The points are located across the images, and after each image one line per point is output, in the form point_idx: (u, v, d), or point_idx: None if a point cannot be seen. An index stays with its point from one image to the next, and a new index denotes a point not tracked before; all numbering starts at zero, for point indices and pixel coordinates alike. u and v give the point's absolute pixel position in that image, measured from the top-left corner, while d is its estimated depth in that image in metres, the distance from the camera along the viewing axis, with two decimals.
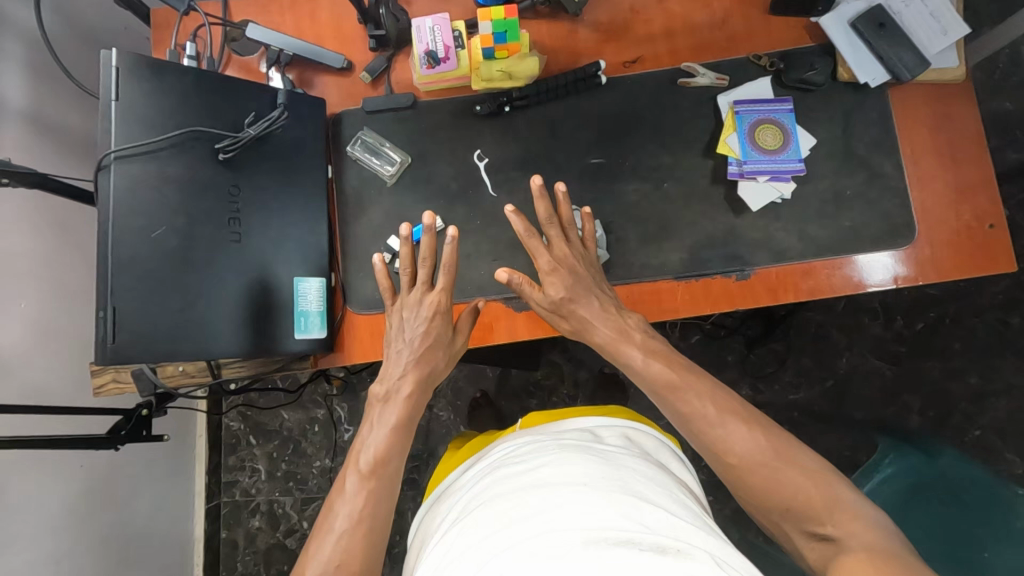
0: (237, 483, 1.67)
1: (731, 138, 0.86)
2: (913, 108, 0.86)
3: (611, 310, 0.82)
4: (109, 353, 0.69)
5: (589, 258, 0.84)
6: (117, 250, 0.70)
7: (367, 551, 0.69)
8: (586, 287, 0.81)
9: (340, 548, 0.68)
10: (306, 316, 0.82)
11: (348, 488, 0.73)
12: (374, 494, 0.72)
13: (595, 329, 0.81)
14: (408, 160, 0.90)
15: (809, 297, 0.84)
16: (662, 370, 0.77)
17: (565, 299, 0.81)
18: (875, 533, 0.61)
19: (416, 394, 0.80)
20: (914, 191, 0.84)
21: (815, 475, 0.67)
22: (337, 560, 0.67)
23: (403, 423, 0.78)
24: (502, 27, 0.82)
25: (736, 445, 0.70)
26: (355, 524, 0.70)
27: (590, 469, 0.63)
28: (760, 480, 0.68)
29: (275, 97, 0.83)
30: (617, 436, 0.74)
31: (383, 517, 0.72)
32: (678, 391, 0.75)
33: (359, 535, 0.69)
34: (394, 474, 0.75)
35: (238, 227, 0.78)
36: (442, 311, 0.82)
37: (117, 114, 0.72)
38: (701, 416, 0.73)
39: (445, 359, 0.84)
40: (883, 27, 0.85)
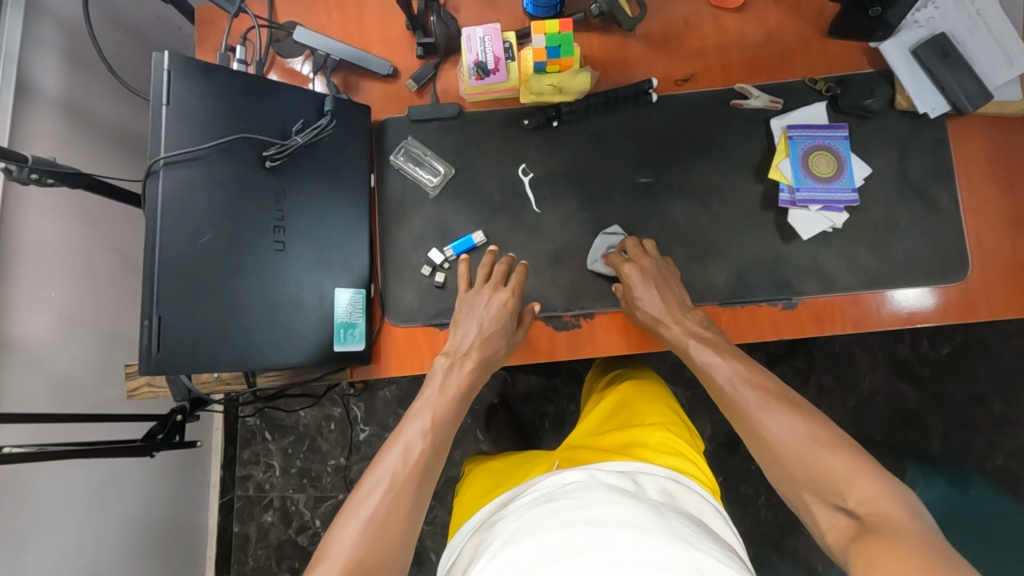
0: (252, 478, 1.67)
1: (784, 163, 0.84)
2: (972, 140, 0.83)
3: (676, 311, 0.80)
4: (152, 364, 0.67)
5: (664, 266, 0.82)
6: (163, 257, 0.68)
7: (410, 514, 0.68)
8: (658, 283, 0.80)
9: (386, 502, 0.67)
10: (351, 329, 0.81)
11: (393, 449, 0.73)
12: (426, 457, 0.72)
13: (659, 316, 0.79)
14: (452, 171, 0.88)
15: (855, 329, 0.83)
16: (700, 347, 0.78)
17: (646, 294, 0.79)
18: (900, 511, 0.59)
19: (479, 370, 0.81)
20: (971, 224, 0.82)
21: (847, 450, 0.66)
22: (381, 517, 0.66)
23: (464, 394, 0.80)
24: (557, 41, 0.81)
25: (769, 421, 0.71)
26: (397, 484, 0.69)
27: (640, 514, 0.62)
28: (793, 458, 0.67)
29: (322, 102, 0.81)
30: (658, 489, 0.73)
31: (426, 486, 0.71)
32: (714, 365, 0.77)
33: (403, 494, 0.68)
34: (443, 446, 0.75)
35: (281, 236, 0.77)
36: (510, 308, 0.81)
37: (167, 117, 0.70)
38: (732, 387, 0.76)
39: (507, 347, 0.83)
40: (948, 56, 0.82)
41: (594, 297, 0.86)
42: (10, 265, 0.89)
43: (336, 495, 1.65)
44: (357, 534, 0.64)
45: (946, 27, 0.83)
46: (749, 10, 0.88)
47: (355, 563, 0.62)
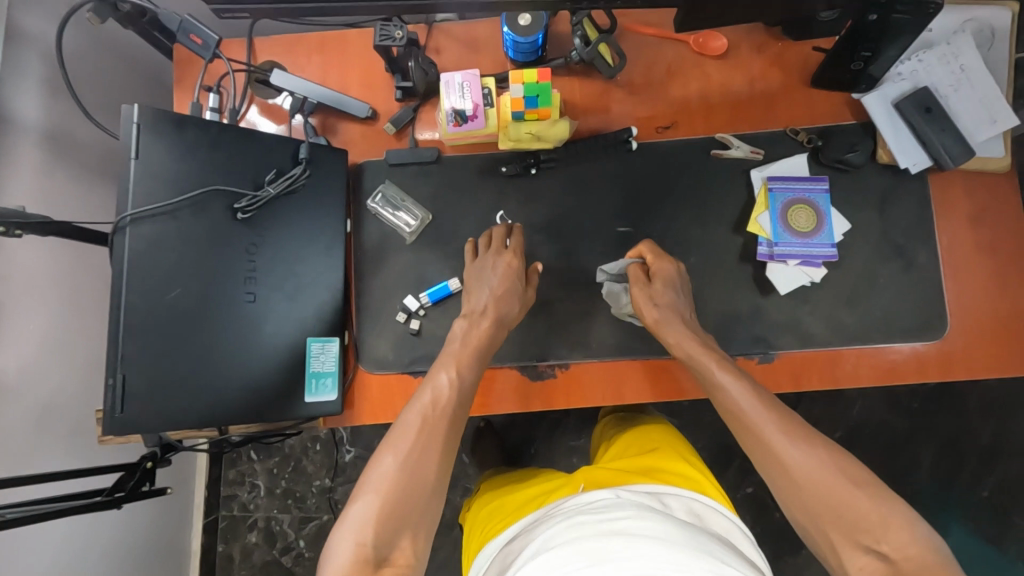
0: (237, 498, 1.66)
1: (763, 216, 0.83)
2: (953, 196, 0.83)
3: (688, 322, 0.79)
4: (116, 424, 0.67)
5: (680, 275, 0.81)
6: (128, 316, 0.68)
7: (445, 447, 0.71)
8: (667, 296, 0.79)
9: (419, 440, 0.71)
10: (319, 379, 0.79)
11: (424, 394, 0.74)
12: (452, 397, 0.74)
13: (661, 318, 0.78)
14: (429, 218, 0.88)
15: (833, 386, 0.82)
16: (696, 350, 0.76)
17: (659, 298, 0.79)
18: (931, 560, 0.60)
19: (495, 329, 0.79)
20: (950, 283, 0.82)
21: (874, 488, 0.64)
22: (415, 451, 0.70)
23: (480, 353, 0.78)
24: (534, 91, 0.80)
25: (790, 447, 0.68)
26: (425, 425, 0.72)
27: (666, 524, 0.63)
28: (813, 491, 0.65)
29: (298, 150, 0.80)
30: (684, 511, 0.73)
31: (455, 428, 0.73)
32: (711, 365, 0.75)
33: (434, 435, 0.71)
34: (470, 391, 0.76)
35: (253, 287, 0.76)
36: (515, 269, 0.82)
37: (135, 173, 0.70)
38: (732, 394, 0.73)
39: (522, 308, 0.82)
40: (930, 112, 0.81)
41: (571, 348, 0.85)
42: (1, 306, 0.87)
43: (321, 516, 1.65)
44: (394, 468, 0.69)
45: (930, 81, 0.82)
46: (731, 58, 0.88)
47: (393, 497, 0.67)
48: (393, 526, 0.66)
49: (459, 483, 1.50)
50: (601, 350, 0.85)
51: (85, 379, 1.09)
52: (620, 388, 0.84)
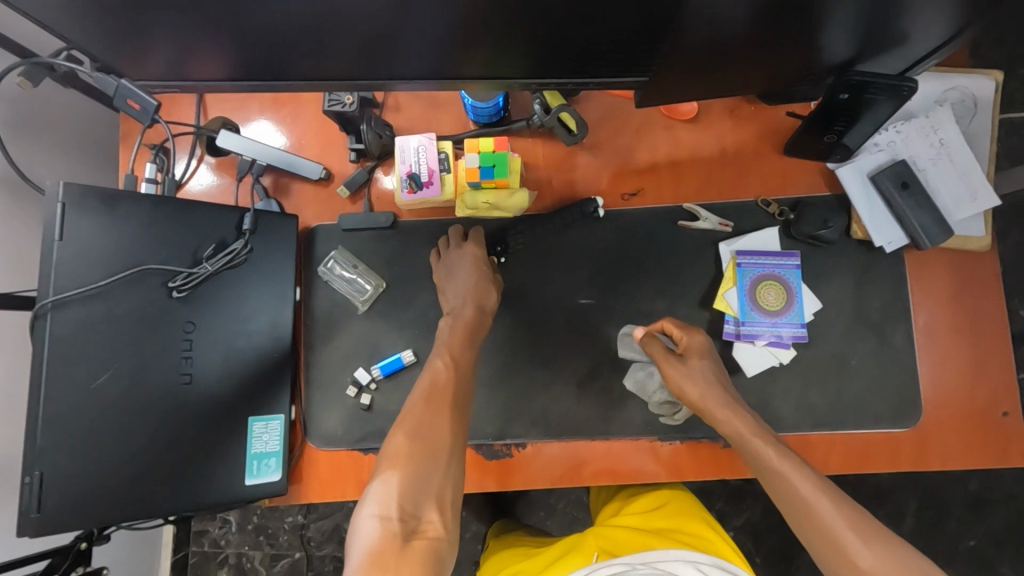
0: (207, 534, 1.63)
1: (730, 292, 0.80)
2: (931, 275, 0.79)
3: (729, 393, 0.73)
4: (33, 525, 0.63)
5: (709, 350, 0.76)
6: (47, 409, 0.64)
7: (454, 414, 0.67)
8: (704, 372, 0.74)
9: (427, 414, 0.66)
10: (262, 460, 0.76)
11: (428, 373, 0.70)
12: (450, 370, 0.70)
13: (695, 386, 0.73)
14: (383, 286, 0.84)
15: None
16: (734, 425, 0.70)
17: (699, 376, 0.73)
18: None
19: (478, 317, 0.77)
20: (926, 367, 0.78)
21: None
22: (425, 428, 0.65)
23: (471, 337, 0.75)
24: (491, 160, 0.77)
25: (860, 545, 0.62)
26: (430, 401, 0.67)
27: None
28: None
29: (242, 221, 0.76)
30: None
31: (461, 399, 0.69)
32: (755, 441, 0.68)
33: (441, 410, 0.66)
34: (468, 369, 0.72)
35: (189, 367, 0.72)
36: (482, 260, 0.80)
37: (58, 256, 0.66)
38: (780, 470, 0.66)
39: (496, 291, 0.81)
40: (907, 187, 0.77)
41: (528, 427, 0.81)
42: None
43: (293, 554, 1.61)
44: (407, 441, 0.64)
45: (908, 153, 0.79)
46: (701, 122, 0.84)
47: (413, 469, 0.62)
48: (415, 498, 0.60)
49: None
50: (560, 429, 0.81)
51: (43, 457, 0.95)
52: (578, 465, 0.81)
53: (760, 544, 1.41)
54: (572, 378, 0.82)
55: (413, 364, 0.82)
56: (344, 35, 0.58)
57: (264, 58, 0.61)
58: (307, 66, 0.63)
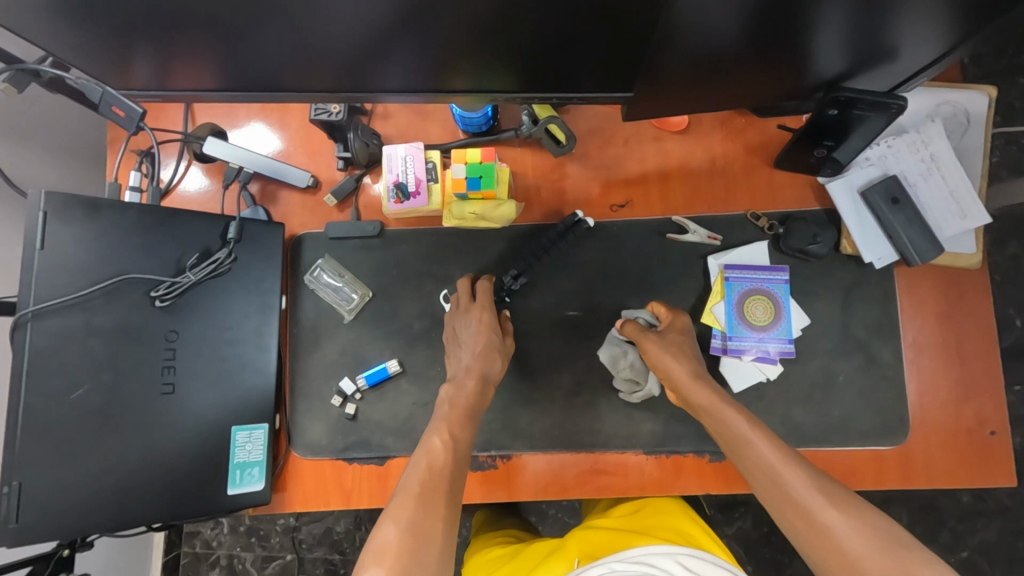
0: (200, 535, 1.63)
1: (718, 306, 0.79)
2: (919, 291, 0.78)
3: (703, 372, 0.73)
4: (10, 534, 0.63)
5: (689, 333, 0.77)
6: (27, 419, 0.64)
7: (447, 508, 0.62)
8: (680, 346, 0.74)
9: (420, 504, 0.61)
10: (244, 470, 0.75)
11: (420, 458, 0.66)
12: (445, 459, 0.66)
13: (672, 361, 0.72)
14: (370, 295, 0.83)
15: None
16: (702, 394, 0.70)
17: (673, 347, 0.74)
18: None
19: (478, 392, 0.74)
20: (913, 384, 0.77)
21: (919, 551, 0.55)
22: (418, 520, 0.60)
23: (468, 415, 0.72)
24: (477, 172, 0.76)
25: (830, 509, 0.59)
26: (423, 490, 0.62)
27: None
28: (852, 557, 0.55)
29: (227, 229, 0.76)
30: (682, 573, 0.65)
31: (455, 493, 0.65)
32: (723, 410, 0.69)
33: (435, 495, 0.62)
34: (463, 462, 0.68)
35: (172, 377, 0.72)
36: (490, 323, 0.77)
37: (40, 265, 0.65)
38: (747, 438, 0.66)
39: (504, 360, 0.78)
40: (897, 203, 0.76)
41: (513, 439, 0.81)
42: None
43: (284, 556, 1.61)
44: (397, 534, 0.58)
45: (899, 168, 0.78)
46: (691, 135, 0.83)
47: (403, 565, 0.55)
48: None
49: None
50: (545, 442, 0.81)
51: None
52: (562, 480, 0.80)
53: (751, 553, 1.40)
54: (558, 391, 0.82)
55: (399, 374, 0.82)
56: (326, 47, 0.57)
57: (246, 69, 0.60)
58: (291, 77, 0.62)
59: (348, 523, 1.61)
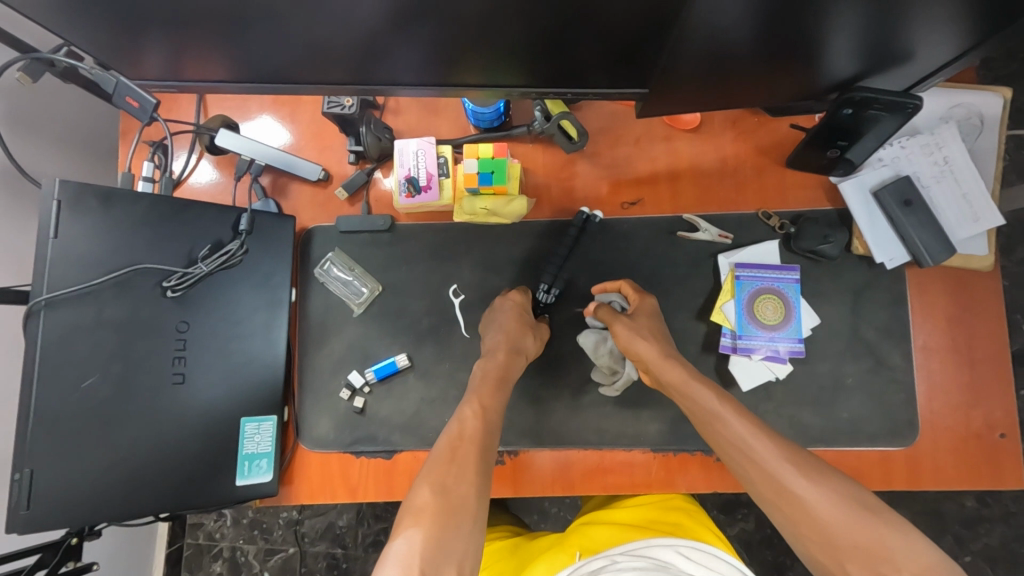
0: (202, 526, 1.64)
1: (728, 305, 0.79)
2: (931, 292, 0.78)
3: (671, 348, 0.74)
4: (21, 522, 0.63)
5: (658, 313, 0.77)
6: (38, 408, 0.64)
7: (480, 475, 0.61)
8: (651, 328, 0.75)
9: (452, 469, 0.61)
10: (253, 461, 0.76)
11: (455, 428, 0.66)
12: (480, 428, 0.66)
13: (641, 340, 0.72)
14: (379, 290, 0.83)
15: None
16: (672, 370, 0.70)
17: (643, 327, 0.74)
18: None
19: (511, 363, 0.74)
20: (922, 387, 0.77)
21: (887, 516, 0.58)
22: (450, 483, 0.59)
23: (501, 383, 0.72)
24: (489, 167, 0.76)
25: (799, 478, 0.61)
26: (455, 455, 0.62)
27: None
28: (823, 524, 0.58)
29: (239, 221, 0.76)
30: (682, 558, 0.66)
31: (488, 461, 0.64)
32: (694, 386, 0.69)
33: (468, 462, 0.62)
34: (496, 427, 0.68)
35: (182, 367, 0.72)
36: (523, 309, 0.79)
37: (52, 254, 0.65)
38: (715, 412, 0.67)
39: (537, 338, 0.78)
40: (910, 204, 0.76)
41: (520, 435, 0.81)
42: None
43: (286, 549, 1.62)
44: (434, 496, 0.58)
45: (912, 169, 0.78)
46: (703, 133, 0.83)
47: (437, 528, 0.55)
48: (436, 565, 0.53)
49: None
50: (552, 439, 0.81)
51: None
52: (568, 476, 0.80)
53: (753, 554, 1.40)
54: (565, 388, 0.82)
55: (406, 368, 0.82)
56: (343, 40, 0.57)
57: (261, 60, 0.60)
58: (306, 69, 0.62)
59: (350, 517, 1.61)
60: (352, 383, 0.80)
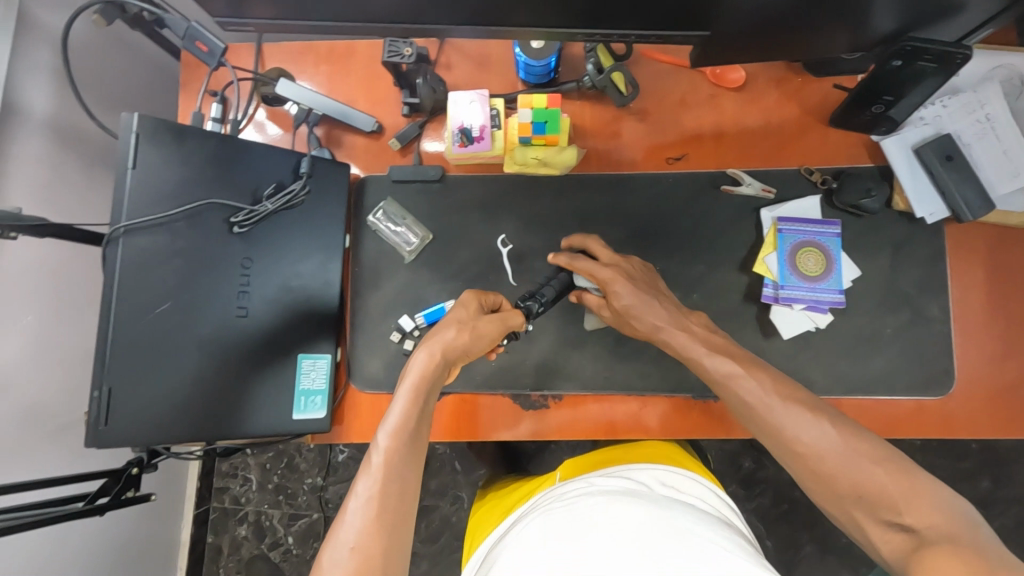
0: (228, 490, 1.65)
1: (770, 257, 0.81)
2: (968, 248, 0.80)
3: (675, 316, 0.75)
4: (98, 436, 0.66)
5: (622, 276, 0.76)
6: (116, 327, 0.67)
7: (382, 520, 0.62)
8: (638, 297, 0.75)
9: (367, 514, 0.62)
10: (308, 396, 0.79)
11: (370, 465, 0.65)
12: (391, 465, 0.65)
13: (640, 313, 0.75)
14: (429, 238, 0.86)
15: None
16: (686, 341, 0.73)
17: (632, 313, 0.75)
18: (955, 524, 0.56)
19: (428, 372, 0.70)
20: (958, 340, 0.79)
21: (892, 463, 0.61)
22: (353, 533, 0.61)
23: (415, 397, 0.68)
24: (543, 117, 0.78)
25: (803, 433, 0.65)
26: (369, 495, 0.63)
27: (632, 511, 0.60)
28: (831, 472, 0.63)
29: (299, 164, 0.79)
30: (656, 482, 0.71)
31: (401, 497, 0.64)
32: (703, 356, 0.72)
33: (378, 506, 0.63)
34: (410, 455, 0.66)
35: (245, 302, 0.75)
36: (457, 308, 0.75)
37: (131, 183, 0.69)
38: (727, 375, 0.70)
39: (478, 340, 0.73)
40: (951, 160, 0.78)
41: (565, 380, 0.84)
42: None
43: (311, 514, 1.63)
44: (350, 542, 0.60)
45: (954, 127, 0.80)
46: (747, 92, 0.85)
47: None
48: None
49: (450, 489, 1.40)
50: (596, 383, 0.83)
51: None
52: (612, 422, 0.83)
53: (771, 529, 1.42)
54: (609, 336, 0.84)
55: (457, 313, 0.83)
56: None
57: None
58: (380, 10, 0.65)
59: None
60: (402, 324, 0.83)
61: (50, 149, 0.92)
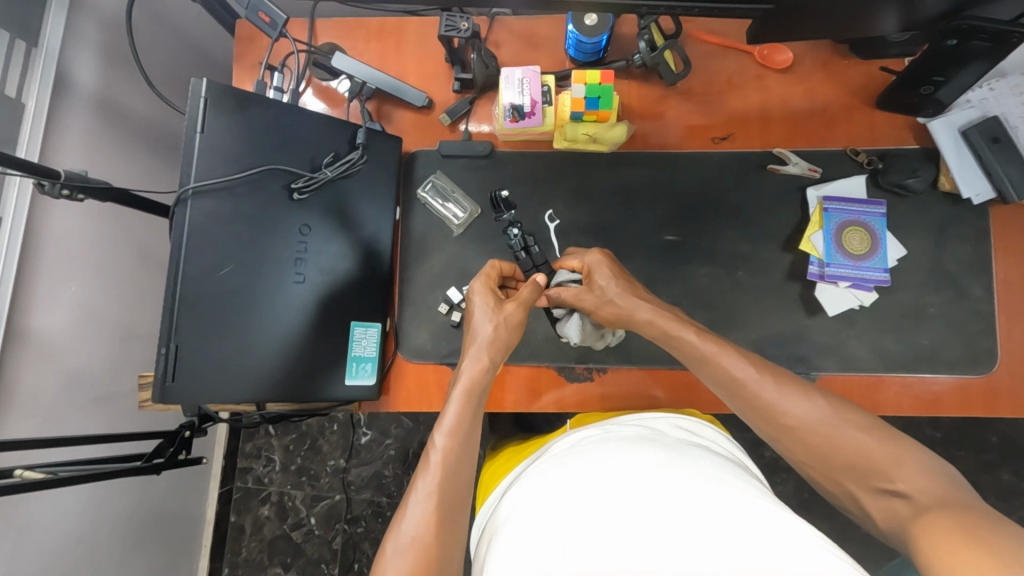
0: (251, 470, 1.49)
1: (816, 236, 0.82)
2: (1011, 230, 0.82)
3: (649, 298, 0.76)
4: (166, 392, 0.69)
5: (609, 259, 0.78)
6: (182, 288, 0.69)
7: (444, 515, 0.62)
8: (615, 279, 0.76)
9: (432, 511, 0.62)
10: (360, 363, 0.80)
11: (427, 463, 0.65)
12: (448, 462, 0.65)
13: (615, 296, 0.75)
14: (477, 211, 0.87)
15: (891, 409, 0.80)
16: (672, 323, 0.73)
17: (614, 290, 0.75)
18: (947, 488, 0.56)
19: (485, 365, 0.72)
20: (1001, 319, 0.80)
21: (880, 431, 0.62)
22: (418, 529, 0.61)
23: (467, 396, 0.69)
24: (596, 92, 0.79)
25: (791, 407, 0.65)
26: (433, 493, 0.63)
27: (651, 453, 0.56)
28: (823, 441, 0.63)
29: (355, 135, 0.80)
30: (675, 428, 0.66)
31: (461, 493, 0.64)
32: (687, 336, 0.72)
33: (443, 504, 0.63)
34: (468, 452, 0.67)
35: (302, 269, 0.76)
36: (486, 290, 0.76)
37: (199, 147, 0.70)
38: (714, 356, 0.70)
39: (516, 328, 0.75)
40: (998, 142, 0.80)
41: (609, 354, 0.85)
42: (29, 258, 0.82)
43: (333, 497, 1.46)
44: (416, 538, 0.60)
45: (1000, 110, 0.82)
46: (794, 73, 0.86)
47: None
48: None
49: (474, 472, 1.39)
50: (639, 357, 0.85)
51: (114, 350, 1.01)
52: (654, 394, 0.84)
53: None
54: None
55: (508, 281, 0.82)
56: None
57: None
58: None
59: (398, 468, 1.45)
60: (449, 294, 0.84)
61: (99, 119, 0.93)
